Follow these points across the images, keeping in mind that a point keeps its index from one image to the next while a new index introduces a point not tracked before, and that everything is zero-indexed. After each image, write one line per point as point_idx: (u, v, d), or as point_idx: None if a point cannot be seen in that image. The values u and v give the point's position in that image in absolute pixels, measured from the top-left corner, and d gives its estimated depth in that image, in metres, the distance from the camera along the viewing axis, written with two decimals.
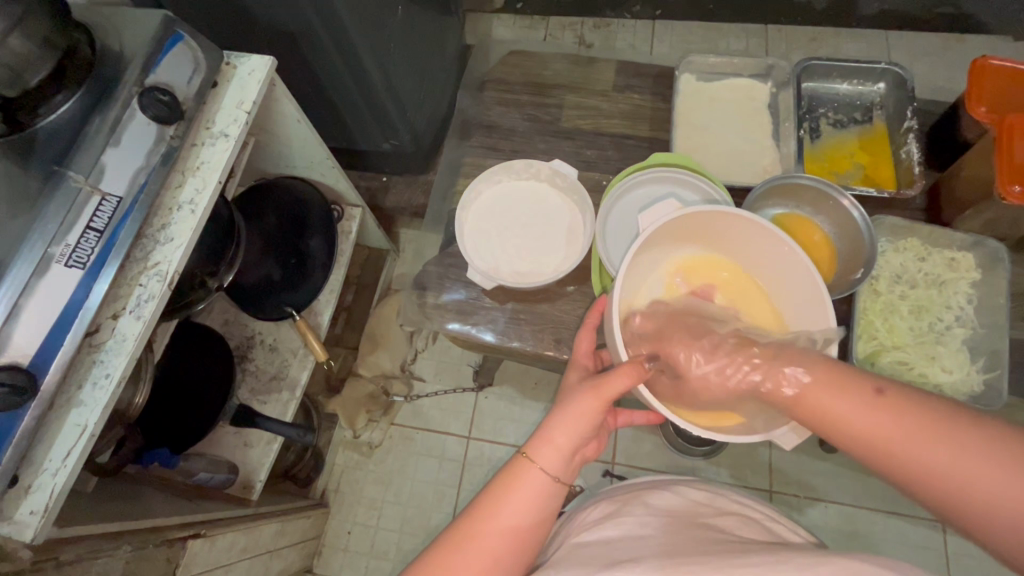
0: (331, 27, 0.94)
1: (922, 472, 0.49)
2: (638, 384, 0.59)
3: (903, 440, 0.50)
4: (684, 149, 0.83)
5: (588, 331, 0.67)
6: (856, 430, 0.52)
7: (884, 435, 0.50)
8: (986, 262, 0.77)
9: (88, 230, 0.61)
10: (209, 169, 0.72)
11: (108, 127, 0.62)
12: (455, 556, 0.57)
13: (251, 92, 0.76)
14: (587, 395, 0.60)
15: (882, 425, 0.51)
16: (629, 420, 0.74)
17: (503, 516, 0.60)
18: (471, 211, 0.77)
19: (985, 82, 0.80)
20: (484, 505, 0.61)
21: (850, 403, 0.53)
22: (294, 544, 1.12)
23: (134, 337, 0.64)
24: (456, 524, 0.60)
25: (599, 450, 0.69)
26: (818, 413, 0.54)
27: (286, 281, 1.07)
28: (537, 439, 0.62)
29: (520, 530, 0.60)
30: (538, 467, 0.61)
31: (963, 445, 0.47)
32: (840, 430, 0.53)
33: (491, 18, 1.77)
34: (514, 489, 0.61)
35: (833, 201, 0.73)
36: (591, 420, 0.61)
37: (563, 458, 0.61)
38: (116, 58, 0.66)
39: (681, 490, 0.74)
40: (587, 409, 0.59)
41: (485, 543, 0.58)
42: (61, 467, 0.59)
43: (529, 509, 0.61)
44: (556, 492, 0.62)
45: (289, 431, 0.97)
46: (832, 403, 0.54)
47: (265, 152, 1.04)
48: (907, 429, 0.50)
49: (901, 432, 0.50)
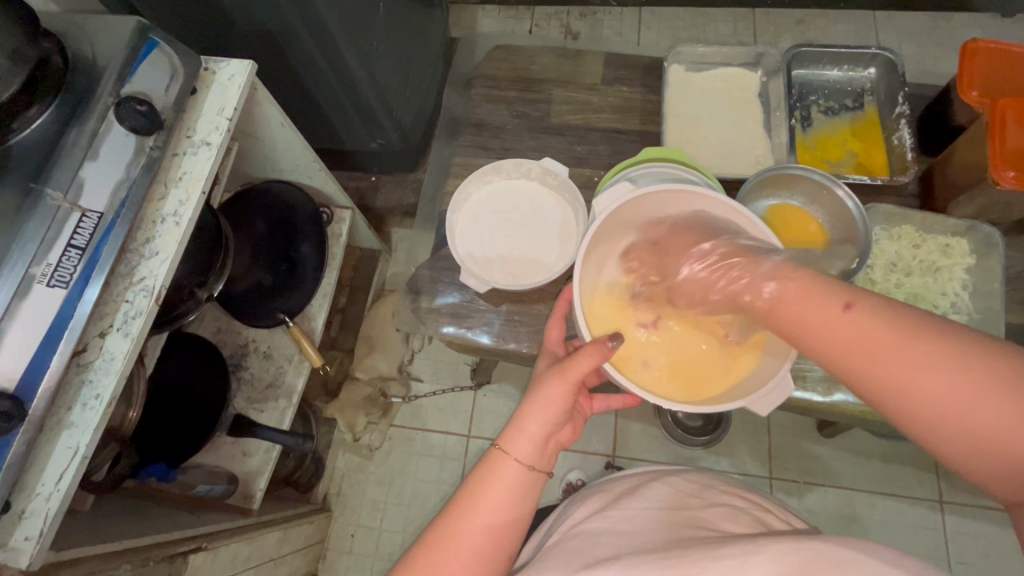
0: (312, 27, 0.92)
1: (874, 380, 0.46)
2: (603, 363, 0.59)
3: (858, 350, 0.47)
4: (676, 142, 0.82)
5: (556, 319, 0.67)
6: (822, 339, 0.49)
7: (844, 344, 0.47)
8: (980, 248, 0.76)
9: (70, 248, 0.59)
10: (191, 179, 0.71)
11: (86, 141, 0.61)
12: (436, 554, 0.57)
13: (232, 98, 0.74)
14: (554, 379, 0.61)
15: (847, 333, 0.47)
16: (605, 405, 0.74)
17: (481, 512, 0.59)
18: (462, 213, 0.76)
19: (975, 66, 0.79)
20: (462, 502, 0.60)
21: (823, 312, 0.50)
22: (298, 550, 1.12)
23: (122, 355, 0.63)
24: (435, 524, 0.60)
25: (575, 436, 0.69)
26: (786, 316, 0.52)
27: (277, 287, 1.06)
28: (510, 432, 0.62)
29: (499, 524, 0.60)
30: (511, 458, 0.61)
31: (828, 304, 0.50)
32: (804, 337, 0.50)
33: (475, 11, 1.74)
34: (489, 483, 0.61)
35: (828, 190, 0.72)
36: (559, 405, 0.61)
37: (535, 446, 0.62)
38: (90, 68, 0.64)
39: (671, 479, 0.73)
40: (554, 394, 0.59)
41: (465, 540, 0.58)
42: (54, 491, 0.58)
43: (505, 502, 0.60)
44: (531, 481, 0.62)
45: (286, 439, 0.95)
46: (808, 309, 0.51)
47: (250, 156, 1.02)
48: (871, 341, 0.46)
49: (866, 344, 0.46)
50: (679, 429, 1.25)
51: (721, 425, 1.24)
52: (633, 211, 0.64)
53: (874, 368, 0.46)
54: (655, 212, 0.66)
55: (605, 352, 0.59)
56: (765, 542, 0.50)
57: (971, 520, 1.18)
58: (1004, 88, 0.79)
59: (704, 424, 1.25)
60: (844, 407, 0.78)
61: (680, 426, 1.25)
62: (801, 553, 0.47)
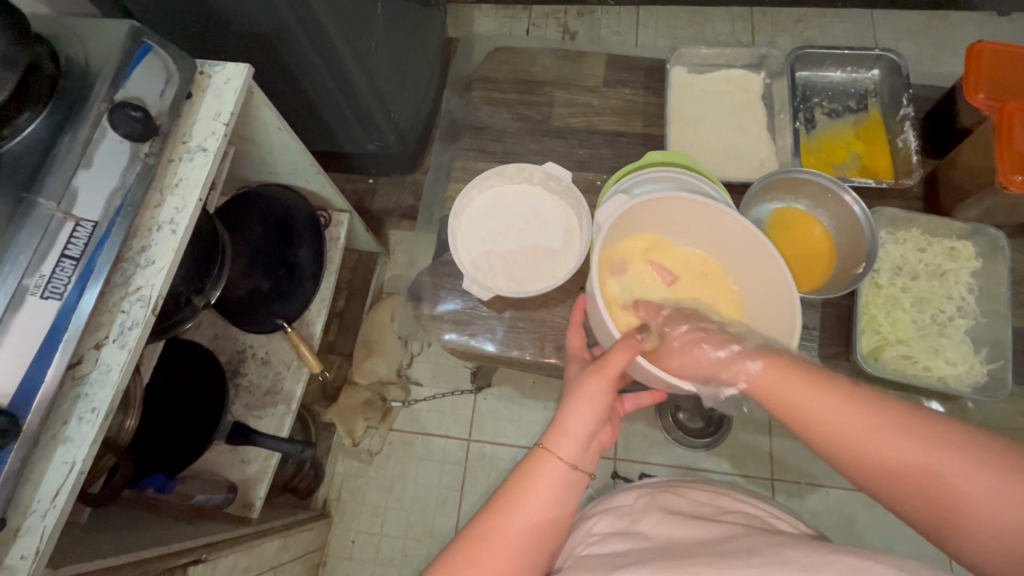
0: (309, 29, 0.91)
1: (877, 460, 0.50)
2: (635, 358, 0.61)
3: (862, 435, 0.51)
4: (679, 144, 0.81)
5: (575, 329, 0.68)
6: (823, 421, 0.53)
7: (845, 425, 0.52)
8: (986, 250, 0.76)
9: (63, 258, 0.58)
10: (188, 186, 0.69)
11: (79, 148, 0.59)
12: (476, 546, 0.57)
13: (228, 103, 0.73)
14: (592, 375, 0.62)
15: (849, 416, 0.52)
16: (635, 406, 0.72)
17: (526, 510, 0.59)
18: (465, 218, 0.75)
19: (981, 69, 0.79)
20: (510, 496, 0.60)
21: (816, 394, 0.55)
22: (297, 557, 1.10)
23: (119, 367, 0.62)
24: (479, 519, 0.59)
25: (613, 438, 0.69)
26: (776, 392, 0.57)
27: (275, 293, 1.05)
28: (554, 430, 0.62)
29: (543, 521, 0.59)
30: (555, 457, 0.61)
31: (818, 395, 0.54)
32: (802, 415, 0.55)
33: (472, 10, 1.73)
34: (533, 481, 0.60)
35: (833, 195, 0.72)
36: (601, 402, 0.62)
37: (579, 445, 0.62)
38: (82, 73, 0.63)
39: (684, 492, 0.73)
40: (595, 389, 0.60)
41: (510, 536, 0.57)
42: (50, 507, 0.57)
43: (548, 500, 0.60)
44: (576, 480, 0.62)
45: (286, 447, 0.94)
46: (798, 396, 0.55)
47: (246, 160, 1.00)
48: (873, 424, 0.51)
49: (868, 425, 0.51)
50: (680, 431, 1.25)
51: (720, 426, 1.25)
52: (632, 220, 0.67)
53: (879, 450, 0.51)
54: (654, 222, 0.69)
55: (635, 344, 0.60)
56: (779, 549, 0.50)
57: None
58: (1011, 91, 0.79)
59: (706, 426, 1.25)
60: None
61: (681, 427, 1.25)
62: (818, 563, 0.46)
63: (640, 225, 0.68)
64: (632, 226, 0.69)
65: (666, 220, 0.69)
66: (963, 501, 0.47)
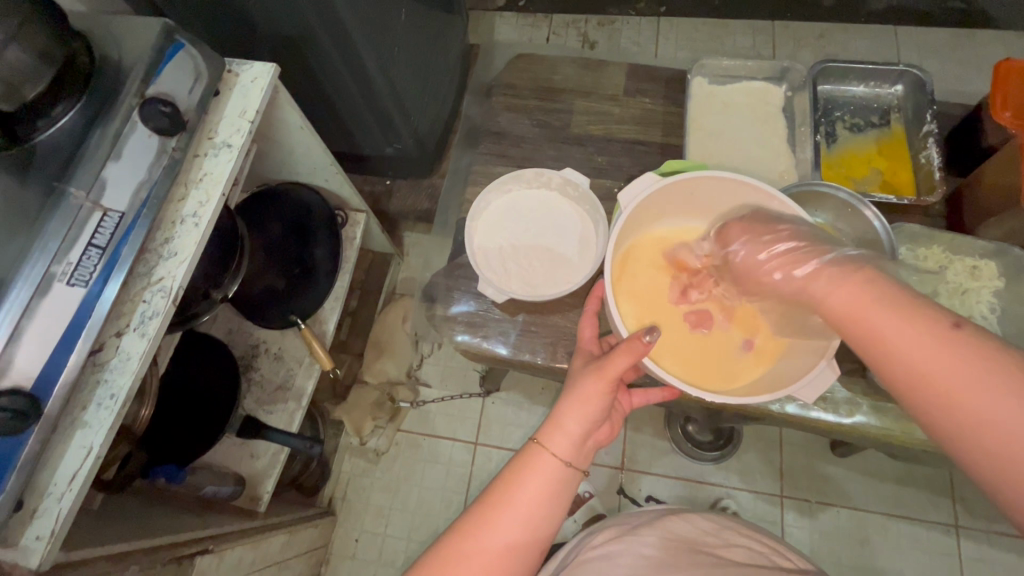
0: (333, 31, 0.92)
1: (958, 409, 0.44)
2: (638, 360, 0.60)
3: (936, 366, 0.46)
4: (698, 155, 0.80)
5: (589, 319, 0.68)
6: (903, 358, 0.48)
7: (930, 368, 0.46)
8: (1009, 271, 0.71)
9: (90, 247, 0.60)
10: (212, 180, 0.71)
11: (110, 141, 0.61)
12: (465, 542, 0.59)
13: (254, 101, 0.74)
14: (590, 376, 0.62)
15: (927, 342, 0.47)
16: (643, 402, 0.71)
17: (517, 506, 0.61)
18: (481, 222, 0.75)
19: (1011, 87, 0.77)
20: (499, 492, 0.62)
21: (908, 325, 0.48)
22: (302, 554, 1.11)
23: (138, 356, 0.63)
24: (469, 512, 0.62)
25: (612, 435, 0.70)
26: (851, 318, 0.52)
27: (290, 291, 1.06)
28: (549, 427, 0.64)
29: (533, 518, 0.61)
30: (549, 452, 0.63)
31: (915, 327, 0.48)
32: (877, 348, 0.50)
33: (494, 17, 1.75)
34: (526, 476, 0.62)
35: (853, 210, 0.70)
36: (598, 402, 0.63)
37: (573, 442, 0.63)
38: (115, 69, 0.65)
39: (691, 517, 0.74)
40: (592, 391, 0.61)
41: (499, 533, 0.59)
42: (67, 490, 0.57)
43: (540, 498, 0.62)
44: (568, 477, 0.63)
45: (295, 442, 0.96)
46: (887, 323, 0.49)
47: (267, 158, 1.01)
48: (960, 366, 0.44)
49: (958, 371, 0.44)
50: (689, 443, 1.24)
51: (729, 439, 1.24)
52: (662, 196, 0.66)
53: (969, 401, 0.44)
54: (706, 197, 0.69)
55: (640, 349, 0.59)
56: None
57: (989, 547, 1.15)
58: None
59: (715, 438, 1.24)
60: (865, 431, 0.73)
61: (691, 441, 1.24)
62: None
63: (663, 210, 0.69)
64: (657, 206, 0.68)
65: (692, 196, 0.68)
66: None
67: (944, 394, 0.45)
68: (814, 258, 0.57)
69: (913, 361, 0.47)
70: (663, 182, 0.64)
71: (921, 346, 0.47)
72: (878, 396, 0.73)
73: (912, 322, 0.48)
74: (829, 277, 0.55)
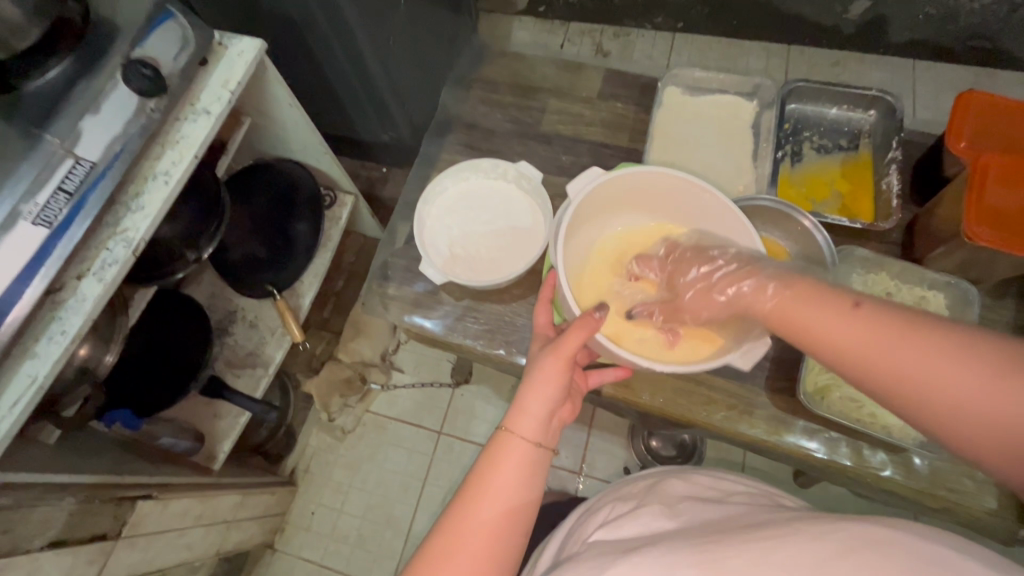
0: (331, 19, 0.96)
1: (902, 380, 0.45)
2: (591, 335, 0.61)
3: (860, 340, 0.47)
4: (658, 161, 0.81)
5: (544, 304, 0.68)
6: (828, 341, 0.49)
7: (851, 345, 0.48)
8: (957, 304, 0.72)
9: (58, 191, 0.63)
10: (187, 143, 0.75)
11: (91, 98, 0.66)
12: (451, 543, 0.55)
13: (237, 73, 0.78)
14: (548, 357, 0.61)
15: (845, 321, 0.49)
16: (598, 382, 0.72)
17: (492, 496, 0.57)
18: (435, 206, 0.78)
19: (968, 121, 0.76)
20: (471, 489, 0.58)
21: (823, 309, 0.51)
22: (254, 518, 1.14)
23: (92, 298, 0.67)
24: (449, 511, 0.57)
25: (575, 415, 0.68)
26: (782, 320, 0.54)
27: (270, 259, 1.09)
28: (513, 412, 0.61)
29: (511, 506, 0.57)
30: (516, 437, 0.60)
31: (834, 314, 0.50)
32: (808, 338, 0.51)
33: (512, 20, 1.78)
34: (496, 465, 0.59)
35: (795, 220, 0.73)
36: (558, 382, 0.62)
37: (541, 424, 0.61)
38: (107, 29, 0.69)
39: (692, 477, 0.69)
40: (549, 368, 0.60)
41: (480, 521, 0.56)
42: (8, 414, 0.61)
43: (516, 482, 0.58)
44: (539, 459, 0.60)
45: (254, 406, 1.00)
46: (807, 312, 0.52)
47: (259, 132, 1.06)
48: (881, 335, 0.46)
49: (891, 346, 0.45)
50: (650, 457, 1.24)
51: (690, 456, 1.23)
52: (606, 192, 0.68)
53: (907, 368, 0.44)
54: (661, 188, 0.70)
55: (593, 323, 0.60)
56: (789, 529, 0.46)
57: None
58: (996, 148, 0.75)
59: (677, 455, 1.24)
60: (794, 450, 0.75)
61: (653, 455, 1.24)
62: (834, 558, 0.41)
63: (610, 203, 0.71)
64: (605, 197, 0.70)
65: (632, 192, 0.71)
66: (998, 423, 0.41)
67: (878, 369, 0.46)
68: (751, 276, 0.59)
69: (837, 343, 0.49)
70: (612, 175, 0.66)
71: (842, 324, 0.49)
72: (812, 419, 0.75)
73: (830, 309, 0.50)
74: (770, 287, 0.57)
